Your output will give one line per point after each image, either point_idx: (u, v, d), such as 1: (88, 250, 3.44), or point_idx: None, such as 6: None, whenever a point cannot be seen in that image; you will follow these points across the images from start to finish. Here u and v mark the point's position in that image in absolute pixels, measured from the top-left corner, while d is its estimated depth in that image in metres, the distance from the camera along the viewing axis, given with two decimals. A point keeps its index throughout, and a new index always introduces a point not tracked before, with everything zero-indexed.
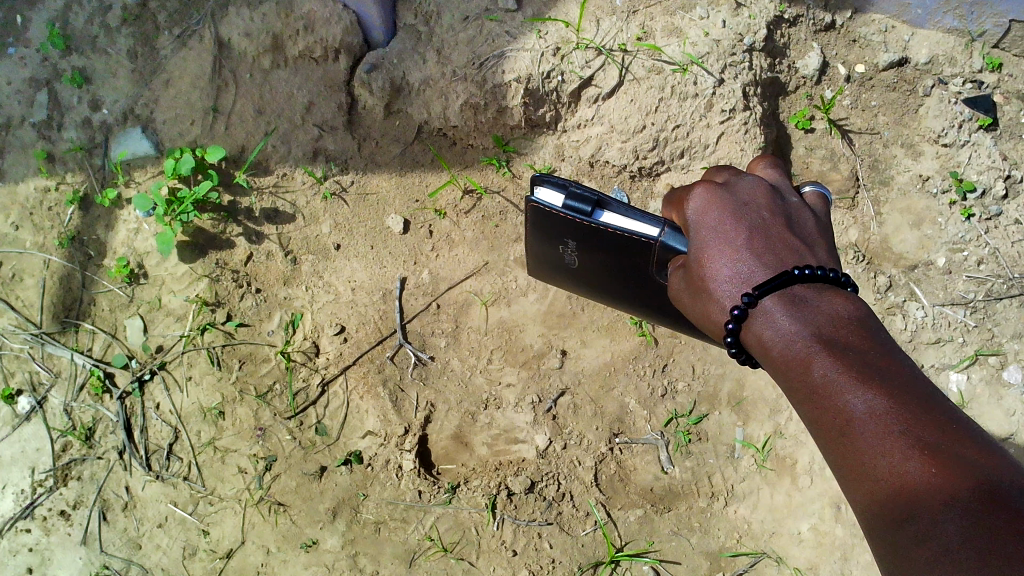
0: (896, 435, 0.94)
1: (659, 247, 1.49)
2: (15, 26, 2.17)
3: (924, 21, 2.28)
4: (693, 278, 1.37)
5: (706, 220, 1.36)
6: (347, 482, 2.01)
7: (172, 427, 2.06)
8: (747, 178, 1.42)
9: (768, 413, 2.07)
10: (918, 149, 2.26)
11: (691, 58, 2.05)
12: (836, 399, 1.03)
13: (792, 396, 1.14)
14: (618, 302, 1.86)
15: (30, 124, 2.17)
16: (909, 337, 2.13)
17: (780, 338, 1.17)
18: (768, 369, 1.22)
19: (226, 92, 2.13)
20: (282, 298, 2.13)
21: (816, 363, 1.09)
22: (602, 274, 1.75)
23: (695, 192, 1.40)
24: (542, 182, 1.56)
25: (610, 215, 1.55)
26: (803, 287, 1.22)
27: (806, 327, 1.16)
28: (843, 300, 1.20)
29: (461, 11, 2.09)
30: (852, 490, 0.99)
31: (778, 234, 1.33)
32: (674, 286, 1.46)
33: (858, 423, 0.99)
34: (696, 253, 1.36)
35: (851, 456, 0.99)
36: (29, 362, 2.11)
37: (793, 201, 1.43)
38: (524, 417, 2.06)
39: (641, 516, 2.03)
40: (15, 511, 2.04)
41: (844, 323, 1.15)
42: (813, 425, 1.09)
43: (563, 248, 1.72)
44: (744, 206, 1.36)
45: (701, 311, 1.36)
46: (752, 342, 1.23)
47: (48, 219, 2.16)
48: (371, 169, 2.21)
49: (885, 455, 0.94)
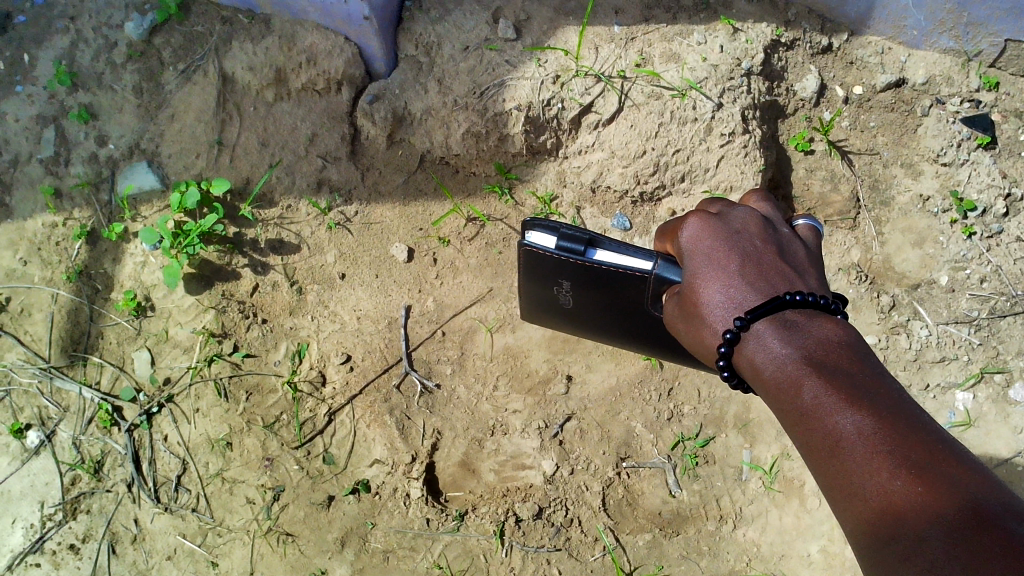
0: (883, 455, 0.95)
1: (655, 279, 1.50)
2: (23, 64, 2.20)
3: (920, 42, 2.30)
4: (687, 304, 1.37)
5: (700, 247, 1.37)
6: (355, 511, 2.01)
7: (181, 458, 2.06)
8: (739, 209, 1.43)
9: (775, 434, 2.09)
10: (918, 169, 2.28)
11: (690, 83, 2.08)
12: (825, 420, 1.04)
13: (783, 419, 1.15)
14: (616, 339, 1.87)
15: (37, 160, 2.19)
16: (914, 356, 2.12)
17: (771, 362, 1.18)
18: (760, 392, 1.23)
19: (231, 125, 2.17)
20: (287, 328, 2.15)
21: (806, 385, 1.10)
22: (598, 312, 1.76)
23: (689, 221, 1.40)
24: (533, 226, 1.57)
25: (603, 252, 1.55)
26: (795, 313, 1.23)
27: (798, 351, 1.17)
28: (833, 324, 1.21)
29: (462, 41, 2.13)
30: (841, 510, 0.99)
31: (771, 262, 1.33)
32: (668, 313, 1.47)
33: (847, 443, 1.00)
34: (690, 279, 1.37)
35: (840, 477, 0.99)
36: (38, 397, 2.12)
37: (785, 231, 1.43)
38: (531, 443, 2.06)
39: (650, 541, 2.01)
40: (25, 546, 2.02)
41: (834, 346, 1.16)
42: (803, 447, 1.09)
43: (558, 289, 1.73)
44: (737, 234, 1.37)
45: (695, 336, 1.36)
46: (745, 366, 1.24)
47: (56, 254, 2.17)
48: (375, 199, 2.23)
49: (873, 475, 0.95)
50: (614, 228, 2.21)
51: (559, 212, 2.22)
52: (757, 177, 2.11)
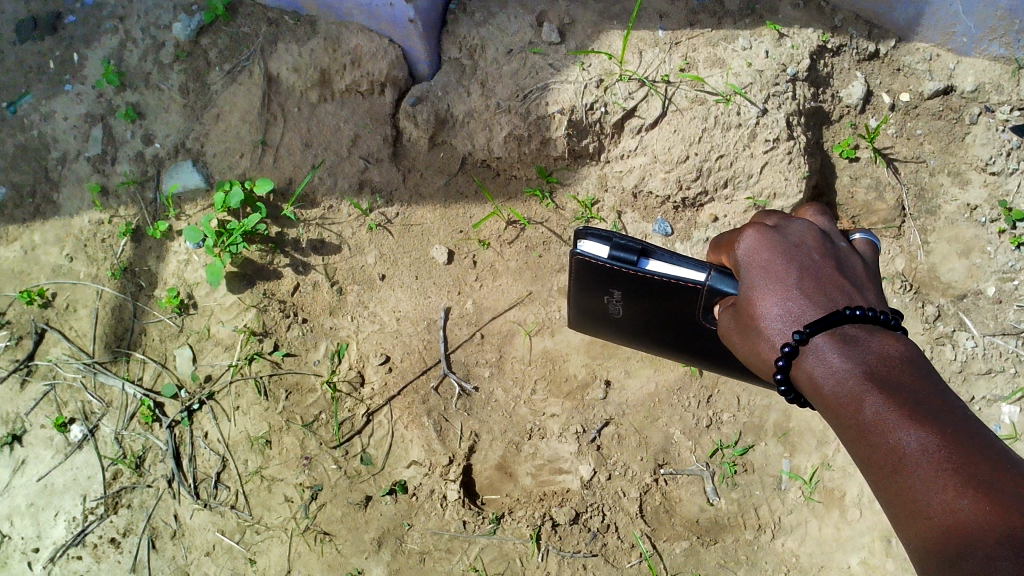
0: (949, 473, 0.94)
1: (708, 291, 1.51)
2: (72, 63, 2.24)
3: (970, 49, 2.26)
4: (742, 316, 1.36)
5: (757, 260, 1.37)
6: (392, 512, 2.01)
7: (220, 455, 2.07)
8: (797, 222, 1.42)
9: (816, 443, 2.07)
10: (965, 177, 2.25)
11: (734, 88, 2.07)
12: (887, 437, 1.03)
13: (842, 434, 1.14)
14: (664, 350, 1.87)
15: (85, 158, 2.22)
16: (959, 367, 2.10)
17: (830, 376, 1.17)
18: (818, 407, 1.22)
19: (275, 125, 2.19)
20: (327, 328, 2.16)
21: (867, 399, 1.09)
22: (648, 323, 1.77)
23: (746, 234, 1.41)
24: (586, 235, 1.59)
25: (655, 262, 1.57)
26: (854, 327, 1.21)
27: (857, 365, 1.15)
28: (893, 339, 1.20)
29: (506, 44, 2.14)
30: (904, 527, 0.98)
31: (829, 276, 1.32)
32: (722, 326, 1.46)
33: (911, 460, 0.99)
34: (746, 292, 1.36)
35: (903, 494, 0.98)
36: (81, 392, 2.15)
37: (842, 246, 1.42)
38: (568, 447, 2.05)
39: (687, 549, 2.00)
40: (67, 539, 2.05)
41: (895, 361, 1.14)
42: (863, 463, 1.08)
43: (609, 298, 1.74)
44: (794, 248, 1.36)
45: (751, 349, 1.35)
46: (802, 380, 1.23)
47: (102, 250, 2.21)
48: (416, 200, 2.24)
49: (939, 493, 0.94)
50: (655, 233, 2.19)
51: (600, 217, 2.21)
52: (801, 184, 2.09)
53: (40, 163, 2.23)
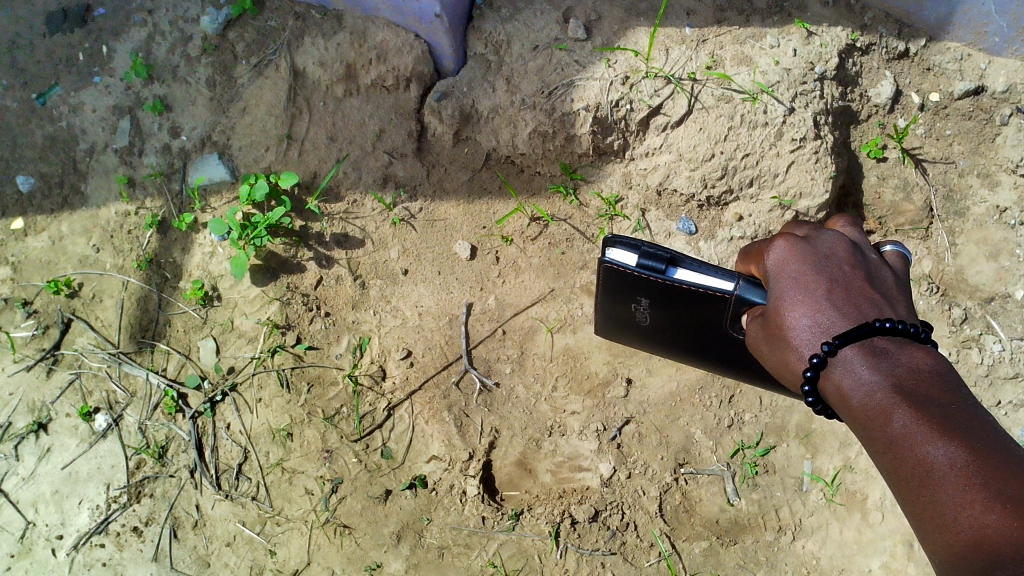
0: (978, 488, 0.94)
1: (736, 300, 1.49)
2: (101, 55, 2.26)
3: (1002, 49, 2.25)
4: (771, 326, 1.35)
5: (786, 271, 1.36)
6: (412, 507, 2.02)
7: (242, 447, 2.09)
8: (827, 233, 1.41)
9: (838, 445, 2.06)
10: (995, 179, 2.23)
11: (761, 87, 2.05)
12: (915, 450, 1.03)
13: (868, 446, 1.13)
14: (692, 358, 1.86)
15: (113, 150, 2.24)
16: (986, 371, 2.07)
17: (858, 388, 1.16)
18: (845, 418, 1.21)
19: (300, 120, 2.20)
20: (350, 322, 2.16)
21: (895, 412, 1.08)
22: (675, 331, 1.76)
23: (776, 244, 1.40)
24: (615, 243, 1.58)
25: (683, 271, 1.56)
26: (883, 339, 1.20)
27: (885, 377, 1.14)
28: (922, 352, 1.19)
29: (531, 40, 2.13)
30: (932, 541, 0.98)
31: (859, 288, 1.31)
32: (750, 336, 1.44)
33: (939, 473, 0.98)
34: (775, 302, 1.35)
35: (931, 508, 0.98)
36: (106, 381, 2.17)
37: (873, 258, 1.41)
38: (588, 445, 2.05)
39: (706, 549, 2.00)
40: (90, 527, 2.07)
41: (924, 374, 1.13)
42: (889, 475, 1.08)
43: (636, 306, 1.74)
44: (824, 259, 1.35)
45: (778, 359, 1.34)
46: (830, 391, 1.22)
47: (128, 242, 2.23)
48: (440, 196, 2.24)
49: (967, 508, 0.93)
50: (679, 232, 2.18)
51: (624, 214, 2.20)
52: (827, 185, 2.08)
53: (69, 155, 2.25)
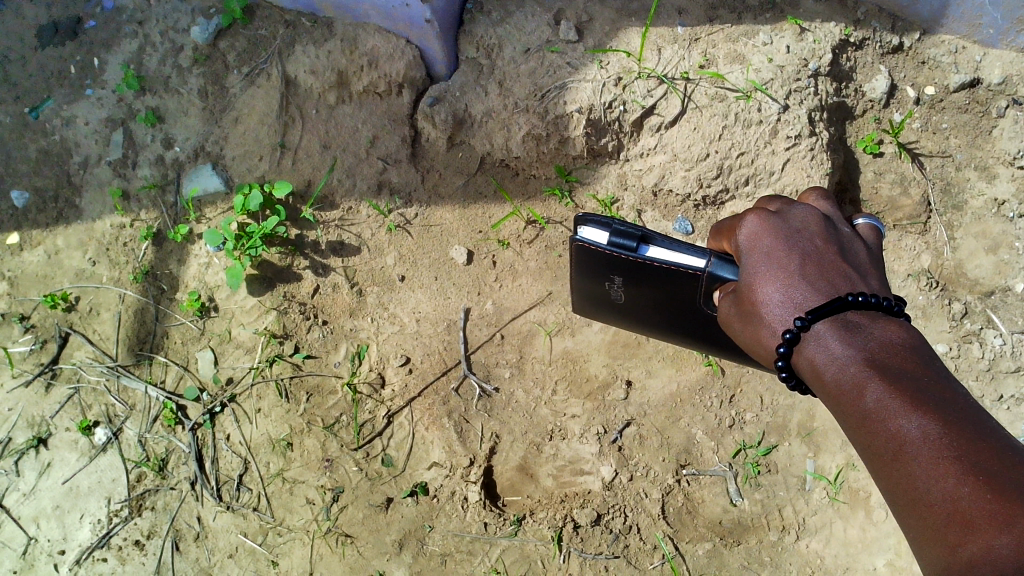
0: (950, 460, 0.94)
1: (708, 277, 1.50)
2: (93, 68, 2.26)
3: (996, 41, 2.21)
4: (744, 302, 1.34)
5: (759, 245, 1.34)
6: (413, 514, 2.01)
7: (242, 458, 2.08)
8: (800, 206, 1.39)
9: (840, 443, 2.05)
10: (992, 172, 2.22)
11: (755, 84, 2.04)
12: (888, 424, 1.02)
13: (843, 420, 1.13)
14: (668, 336, 1.86)
15: (107, 162, 2.24)
16: (987, 365, 2.07)
17: (832, 362, 1.15)
18: (818, 393, 1.20)
19: (294, 128, 2.19)
20: (348, 330, 2.16)
21: (868, 387, 1.08)
22: (650, 309, 1.76)
23: (747, 218, 1.37)
24: (586, 221, 1.57)
25: (655, 249, 1.55)
26: (857, 314, 1.19)
27: (858, 352, 1.14)
28: (895, 327, 1.18)
29: (523, 43, 2.12)
30: (906, 515, 0.98)
31: (831, 262, 1.30)
32: (723, 312, 1.44)
33: (913, 447, 0.98)
34: (748, 279, 1.33)
35: (904, 481, 0.98)
36: (105, 395, 2.17)
37: (846, 231, 1.39)
38: (589, 448, 2.04)
39: (710, 550, 1.99)
40: (92, 541, 2.07)
41: (898, 349, 1.13)
42: (863, 450, 1.08)
43: (609, 284, 1.73)
44: (797, 234, 1.33)
45: (752, 336, 1.34)
46: (803, 366, 1.21)
47: (123, 254, 2.22)
48: (435, 201, 2.22)
49: (939, 480, 0.94)
50: (676, 232, 2.18)
51: (620, 215, 2.20)
52: (824, 181, 2.07)
53: (62, 168, 2.25)
